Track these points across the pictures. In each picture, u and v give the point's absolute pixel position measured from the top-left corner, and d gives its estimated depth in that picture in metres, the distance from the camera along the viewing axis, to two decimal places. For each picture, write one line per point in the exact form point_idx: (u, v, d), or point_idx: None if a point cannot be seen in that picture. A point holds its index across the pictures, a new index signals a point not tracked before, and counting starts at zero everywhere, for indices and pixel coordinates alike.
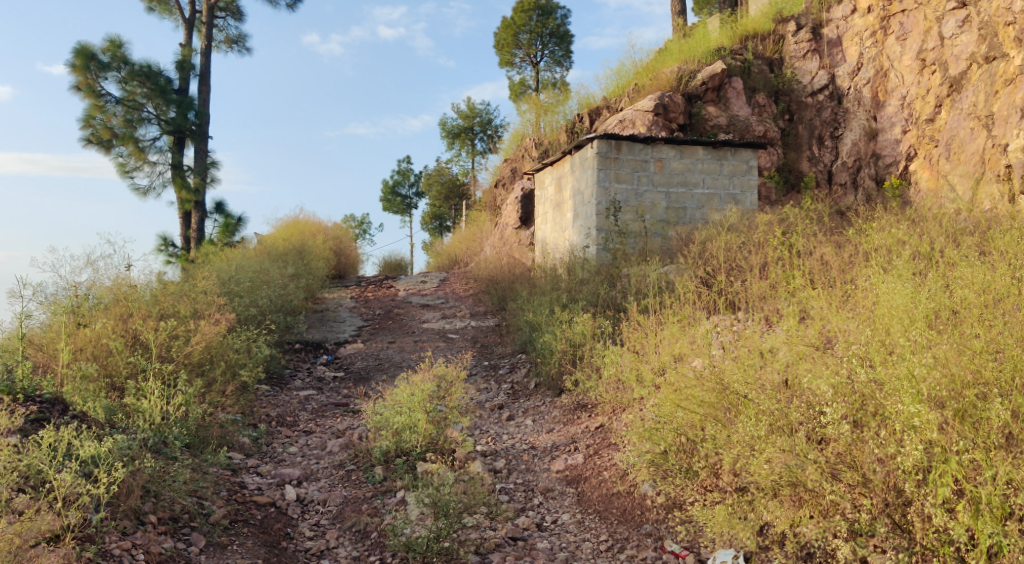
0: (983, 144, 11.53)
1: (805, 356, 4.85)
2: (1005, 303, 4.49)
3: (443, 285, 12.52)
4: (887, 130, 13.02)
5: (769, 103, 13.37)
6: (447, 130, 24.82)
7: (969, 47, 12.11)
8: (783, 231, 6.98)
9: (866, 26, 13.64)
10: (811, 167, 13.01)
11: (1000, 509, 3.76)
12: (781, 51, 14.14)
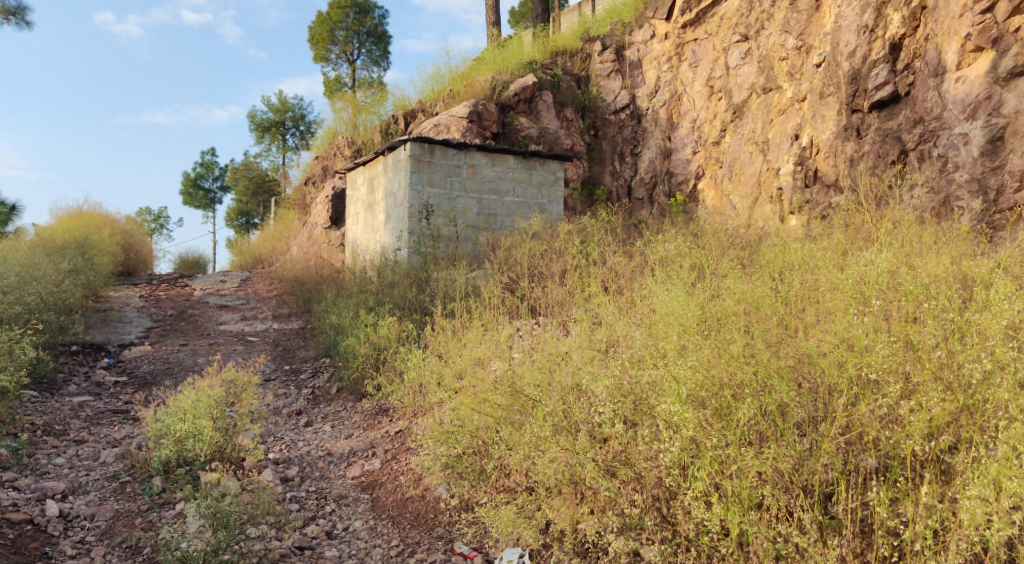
0: (759, 168, 11.36)
1: (595, 359, 5.13)
2: (760, 311, 4.97)
3: (245, 285, 12.04)
4: (679, 150, 13.33)
5: (576, 118, 14.01)
6: (256, 122, 23.91)
7: (749, 78, 12.22)
8: (583, 240, 7.34)
9: (663, 51, 13.97)
10: (611, 182, 13.78)
11: (746, 500, 4.15)
12: (587, 69, 14.86)
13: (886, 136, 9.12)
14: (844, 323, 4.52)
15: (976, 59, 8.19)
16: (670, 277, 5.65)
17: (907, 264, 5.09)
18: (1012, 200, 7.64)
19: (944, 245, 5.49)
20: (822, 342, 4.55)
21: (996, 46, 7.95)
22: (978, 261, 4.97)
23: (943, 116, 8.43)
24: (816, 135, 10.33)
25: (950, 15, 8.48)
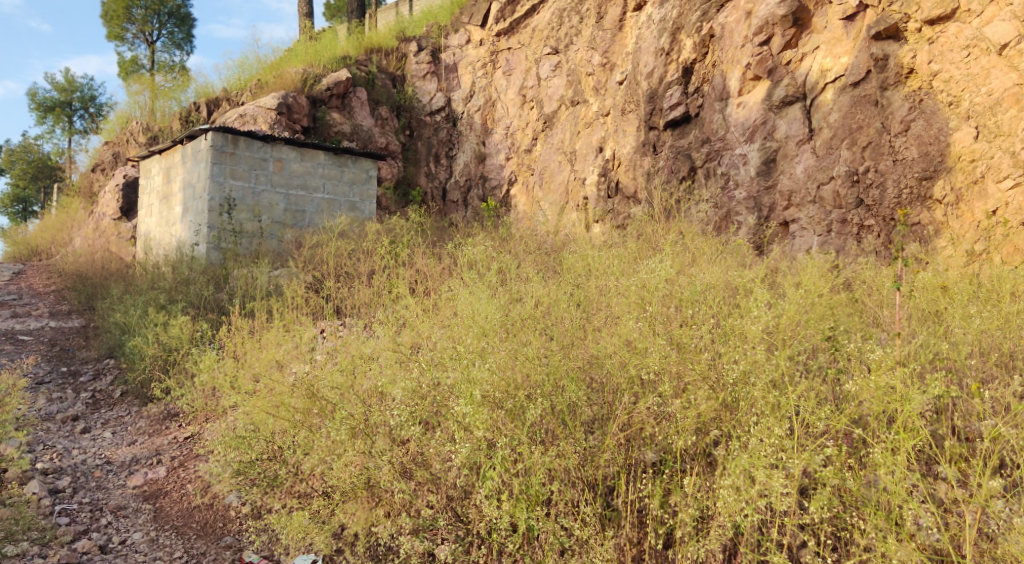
0: (567, 177, 11.71)
1: (400, 360, 5.10)
2: (552, 313, 5.22)
3: (18, 279, 10.86)
4: (494, 155, 13.54)
5: (390, 117, 14.04)
6: (37, 102, 21.77)
7: (559, 90, 12.67)
8: (392, 240, 7.40)
9: (478, 57, 14.24)
10: (426, 183, 13.99)
11: (533, 497, 4.30)
12: (403, 68, 14.86)
13: (679, 153, 9.55)
14: (631, 326, 4.81)
15: (754, 87, 8.87)
16: (471, 278, 5.71)
17: (683, 273, 5.50)
18: (782, 217, 8.28)
19: (721, 257, 5.97)
20: (608, 345, 4.83)
21: (770, 76, 8.68)
22: (746, 274, 5.37)
23: (726, 137, 9.03)
24: (618, 149, 10.74)
25: (734, 44, 9.15)
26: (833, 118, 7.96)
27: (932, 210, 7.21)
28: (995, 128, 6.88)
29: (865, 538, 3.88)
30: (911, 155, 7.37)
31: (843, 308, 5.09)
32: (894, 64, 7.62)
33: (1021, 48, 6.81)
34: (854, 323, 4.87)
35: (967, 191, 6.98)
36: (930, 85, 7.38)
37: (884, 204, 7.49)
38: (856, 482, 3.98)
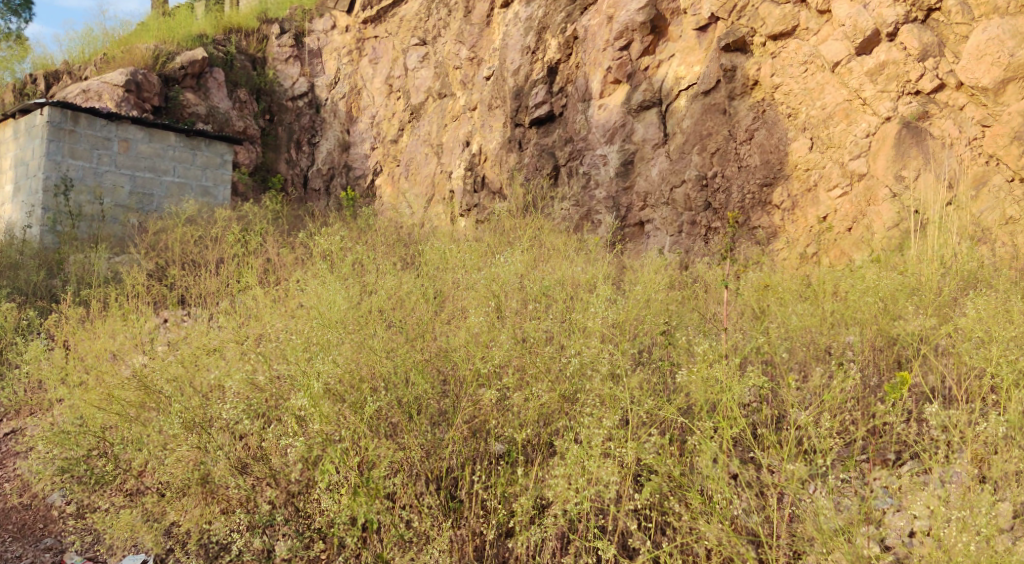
0: (434, 169, 11.77)
1: (247, 351, 4.94)
2: (403, 305, 5.19)
3: None
4: (358, 144, 13.67)
5: (250, 101, 13.73)
6: None
7: (426, 81, 12.71)
8: (243, 229, 7.44)
9: (343, 44, 14.23)
10: (287, 169, 13.87)
11: (373, 489, 4.23)
12: (263, 51, 14.57)
13: (541, 151, 9.79)
14: (478, 320, 4.81)
15: (614, 90, 9.16)
16: (322, 268, 5.60)
17: (530, 270, 5.58)
18: (639, 217, 8.63)
19: (575, 253, 6.10)
20: (456, 338, 4.83)
21: (629, 81, 8.98)
22: (587, 271, 5.58)
23: (588, 138, 9.30)
24: (484, 143, 10.73)
25: (596, 48, 9.38)
26: (685, 125, 8.36)
27: (770, 214, 7.64)
28: (827, 140, 7.37)
29: (681, 520, 4.14)
30: (753, 162, 7.83)
31: (678, 305, 5.40)
32: (741, 75, 8.03)
33: (851, 67, 7.28)
34: (692, 319, 5.13)
35: (802, 197, 7.45)
36: (773, 97, 7.82)
37: (728, 207, 7.91)
38: (678, 467, 4.25)
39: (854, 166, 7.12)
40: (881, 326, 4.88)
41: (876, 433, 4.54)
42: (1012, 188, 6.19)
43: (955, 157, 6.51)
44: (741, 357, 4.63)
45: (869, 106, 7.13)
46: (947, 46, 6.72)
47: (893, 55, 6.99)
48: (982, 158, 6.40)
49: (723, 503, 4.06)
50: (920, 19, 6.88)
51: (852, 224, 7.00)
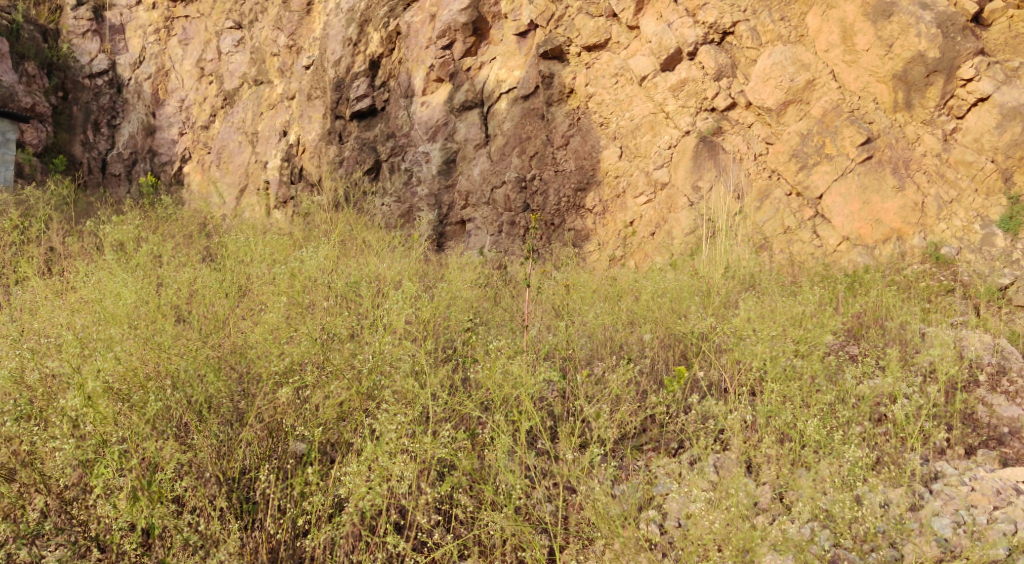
0: (248, 159, 11.41)
1: (31, 342, 4.58)
2: (195, 303, 5.10)
3: None
4: (163, 128, 12.92)
5: (39, 75, 12.58)
6: None
7: (241, 67, 12.28)
8: (23, 218, 6.92)
9: (150, 21, 13.32)
10: (83, 153, 12.83)
11: (156, 493, 3.96)
12: (56, 22, 13.34)
13: (363, 145, 9.40)
14: (278, 314, 4.78)
15: (437, 89, 9.01)
16: (115, 261, 5.39)
17: (335, 266, 5.57)
18: (460, 216, 8.66)
19: (388, 251, 6.09)
20: (251, 336, 4.76)
21: (452, 80, 8.85)
22: (389, 266, 5.61)
23: (410, 134, 9.12)
24: (303, 134, 10.12)
25: (419, 45, 9.06)
26: (506, 127, 8.43)
27: (583, 218, 8.00)
28: (635, 149, 7.81)
29: (467, 511, 4.26)
30: (568, 167, 8.12)
31: (481, 303, 5.58)
32: (557, 83, 8.27)
33: (656, 82, 7.76)
34: (497, 317, 5.38)
35: (612, 203, 7.85)
36: (586, 106, 8.18)
37: (546, 209, 8.16)
38: (469, 458, 4.39)
39: (658, 175, 7.59)
40: (669, 325, 5.34)
41: (655, 419, 4.86)
42: (789, 201, 7.02)
43: (742, 171, 7.25)
44: (534, 356, 4.82)
45: (671, 119, 7.63)
46: (739, 68, 7.37)
47: (692, 72, 7.52)
48: (765, 173, 7.19)
49: (505, 491, 4.25)
50: (716, 41, 7.45)
51: (655, 229, 7.48)
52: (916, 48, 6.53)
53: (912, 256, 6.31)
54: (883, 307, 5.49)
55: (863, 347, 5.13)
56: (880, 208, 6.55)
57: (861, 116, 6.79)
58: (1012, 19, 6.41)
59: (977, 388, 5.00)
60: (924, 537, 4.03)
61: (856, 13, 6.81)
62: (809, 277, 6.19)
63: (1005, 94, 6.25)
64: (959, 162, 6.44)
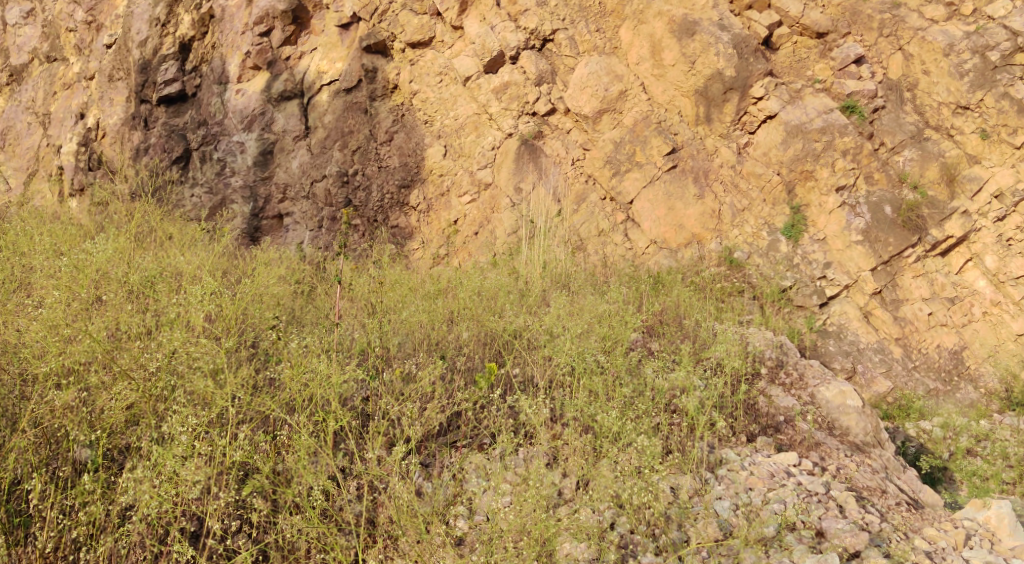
0: (38, 142, 10.44)
1: None
2: None
3: None
4: None
5: None
6: None
7: (32, 41, 11.19)
8: None
9: None
10: None
11: None
12: None
13: (172, 132, 8.51)
14: (57, 309, 4.42)
15: (254, 76, 8.39)
16: None
17: (130, 259, 5.29)
18: (277, 211, 8.19)
19: (192, 243, 5.95)
20: (25, 333, 4.38)
21: (270, 68, 8.31)
22: (188, 259, 5.38)
23: (223, 122, 8.40)
24: (103, 118, 8.99)
25: (235, 30, 8.45)
26: (327, 120, 8.12)
27: (407, 215, 7.90)
28: (459, 148, 7.86)
29: (262, 515, 4.10)
30: (392, 163, 7.98)
31: (290, 300, 5.45)
32: (381, 78, 8.16)
33: (479, 83, 7.86)
34: (309, 316, 5.27)
35: (436, 202, 7.83)
36: (410, 103, 8.11)
37: (368, 206, 7.94)
38: (266, 461, 4.23)
39: (481, 175, 7.69)
40: (484, 322, 5.34)
41: (466, 412, 4.74)
42: (604, 205, 7.39)
43: (561, 174, 7.53)
44: (342, 352, 4.73)
45: (494, 120, 7.77)
46: (558, 75, 7.73)
47: (514, 76, 7.72)
48: (582, 177, 7.52)
49: (305, 493, 4.11)
50: (537, 47, 7.78)
51: (478, 229, 7.57)
52: (715, 66, 7.20)
53: (709, 259, 6.93)
54: (682, 306, 5.98)
55: (662, 344, 5.50)
56: (682, 214, 7.10)
57: (667, 128, 7.36)
58: (797, 44, 7.45)
59: (759, 381, 5.46)
60: (705, 520, 4.30)
61: (664, 29, 7.42)
62: (618, 278, 6.52)
63: (789, 113, 7.10)
64: (751, 173, 7.15)
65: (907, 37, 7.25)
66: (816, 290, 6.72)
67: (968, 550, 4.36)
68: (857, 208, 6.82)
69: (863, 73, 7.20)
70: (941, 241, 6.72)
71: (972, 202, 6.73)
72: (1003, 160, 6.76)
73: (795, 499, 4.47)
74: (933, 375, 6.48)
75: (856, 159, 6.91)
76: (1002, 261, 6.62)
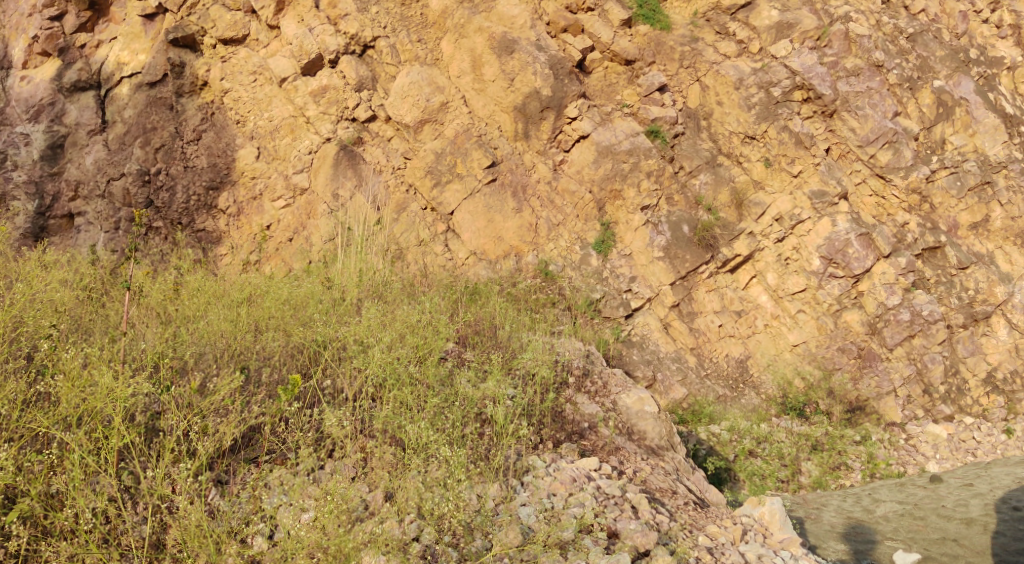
0: None
1: None
2: None
3: None
4: None
5: None
6: None
7: None
8: None
9: None
10: None
11: None
12: None
13: None
14: None
15: (43, 63, 7.84)
16: None
17: None
18: (67, 209, 7.58)
19: None
20: None
21: (61, 56, 7.75)
22: None
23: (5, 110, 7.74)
24: None
25: (21, 12, 7.91)
26: (126, 114, 7.60)
27: (216, 219, 7.49)
28: (273, 151, 7.58)
29: (24, 544, 3.71)
30: (200, 163, 7.52)
31: (78, 307, 5.11)
32: (189, 73, 7.61)
33: (296, 85, 7.63)
34: (98, 325, 4.91)
35: (248, 205, 7.48)
36: (221, 101, 7.65)
37: (172, 207, 7.45)
38: (35, 483, 3.84)
39: (296, 180, 7.46)
40: (291, 332, 5.15)
41: (267, 424, 4.57)
42: (424, 215, 7.42)
43: (382, 183, 7.47)
44: (129, 365, 4.40)
45: (311, 125, 7.58)
46: (378, 82, 7.71)
47: (333, 80, 7.59)
48: (403, 186, 7.49)
49: (78, 517, 3.76)
50: (357, 53, 7.71)
51: (293, 235, 7.34)
52: (533, 85, 7.49)
53: (526, 271, 7.19)
54: (496, 317, 6.11)
55: (473, 354, 5.60)
56: (501, 227, 7.31)
57: (487, 141, 7.53)
58: (607, 69, 7.90)
59: (566, 389, 5.64)
60: (507, 527, 4.26)
61: (483, 45, 7.63)
62: (436, 288, 6.57)
63: (601, 134, 7.53)
64: (565, 190, 7.50)
65: (704, 69, 7.94)
66: (621, 302, 7.17)
67: (744, 544, 4.66)
68: (658, 226, 7.42)
69: (665, 100, 7.81)
70: (730, 259, 7.42)
71: (757, 224, 7.49)
72: (782, 187, 7.61)
73: (592, 502, 4.59)
74: (722, 382, 7.10)
75: (659, 181, 7.49)
76: (780, 278, 7.40)
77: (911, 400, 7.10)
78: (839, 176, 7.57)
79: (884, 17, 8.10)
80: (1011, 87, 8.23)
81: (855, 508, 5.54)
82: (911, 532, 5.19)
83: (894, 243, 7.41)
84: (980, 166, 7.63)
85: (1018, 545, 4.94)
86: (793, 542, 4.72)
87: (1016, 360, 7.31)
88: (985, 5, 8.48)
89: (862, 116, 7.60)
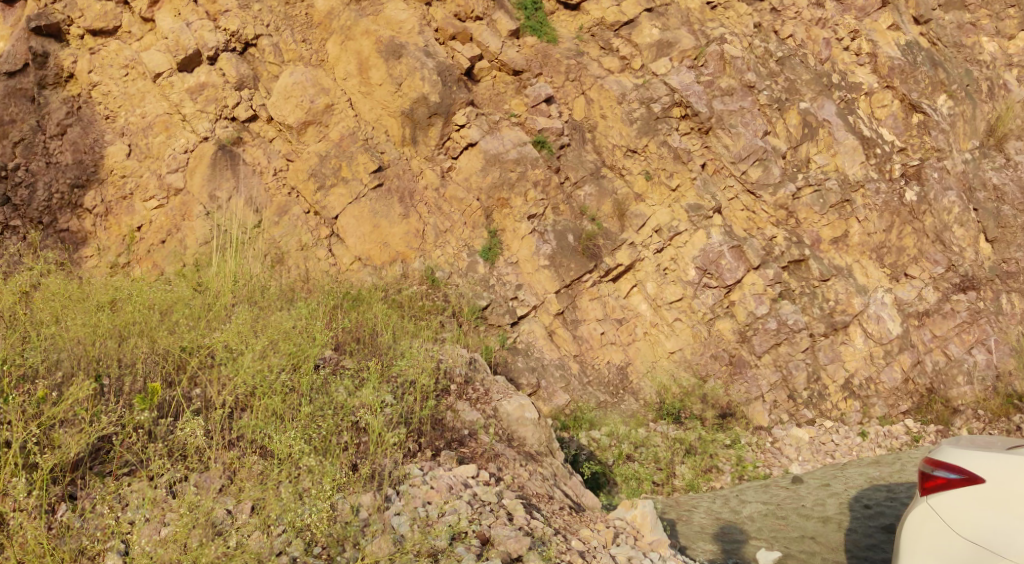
0: None
1: None
2: None
3: None
4: None
5: None
6: None
7: None
8: None
9: None
10: None
11: None
12: None
13: None
14: None
15: None
16: None
17: None
18: None
19: None
20: None
21: None
22: None
23: None
24: None
25: None
26: None
27: (81, 218, 7.05)
28: (145, 149, 7.26)
29: None
30: (64, 160, 7.10)
31: None
32: (53, 64, 7.26)
33: (171, 81, 7.40)
34: None
35: (117, 204, 7.11)
36: (89, 95, 7.33)
37: (32, 205, 6.95)
38: None
39: (171, 179, 7.15)
40: (154, 338, 4.95)
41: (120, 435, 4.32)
42: (307, 219, 7.28)
43: (261, 185, 7.27)
44: None
45: (187, 123, 7.30)
46: (260, 81, 7.54)
47: (212, 78, 7.39)
48: (285, 189, 7.33)
49: None
50: (237, 50, 7.52)
51: (166, 237, 7.02)
52: (421, 90, 7.48)
53: (412, 277, 7.12)
54: (377, 323, 6.06)
55: (351, 360, 5.55)
56: (387, 232, 7.24)
57: (373, 146, 7.46)
58: (495, 78, 8.00)
59: (447, 396, 5.64)
60: (381, 536, 4.20)
61: (370, 48, 7.58)
62: (317, 293, 6.44)
63: (488, 143, 7.62)
64: (452, 196, 7.52)
65: (589, 83, 8.15)
66: (507, 310, 7.22)
67: (614, 546, 4.78)
68: (544, 235, 7.54)
69: (551, 111, 7.98)
70: (612, 268, 7.63)
71: (637, 235, 7.77)
72: (661, 200, 7.95)
73: (466, 508, 4.56)
74: (603, 389, 7.24)
75: (545, 191, 7.65)
76: (659, 288, 7.72)
77: (777, 405, 7.51)
78: (713, 191, 8.02)
79: (756, 40, 8.59)
80: (868, 112, 8.81)
81: (723, 509, 5.78)
82: (773, 531, 5.45)
83: (763, 256, 7.92)
84: (840, 185, 8.23)
85: (866, 541, 5.30)
86: (661, 543, 4.87)
87: (870, 368, 7.84)
88: (845, 33, 9.03)
89: (735, 134, 8.08)
